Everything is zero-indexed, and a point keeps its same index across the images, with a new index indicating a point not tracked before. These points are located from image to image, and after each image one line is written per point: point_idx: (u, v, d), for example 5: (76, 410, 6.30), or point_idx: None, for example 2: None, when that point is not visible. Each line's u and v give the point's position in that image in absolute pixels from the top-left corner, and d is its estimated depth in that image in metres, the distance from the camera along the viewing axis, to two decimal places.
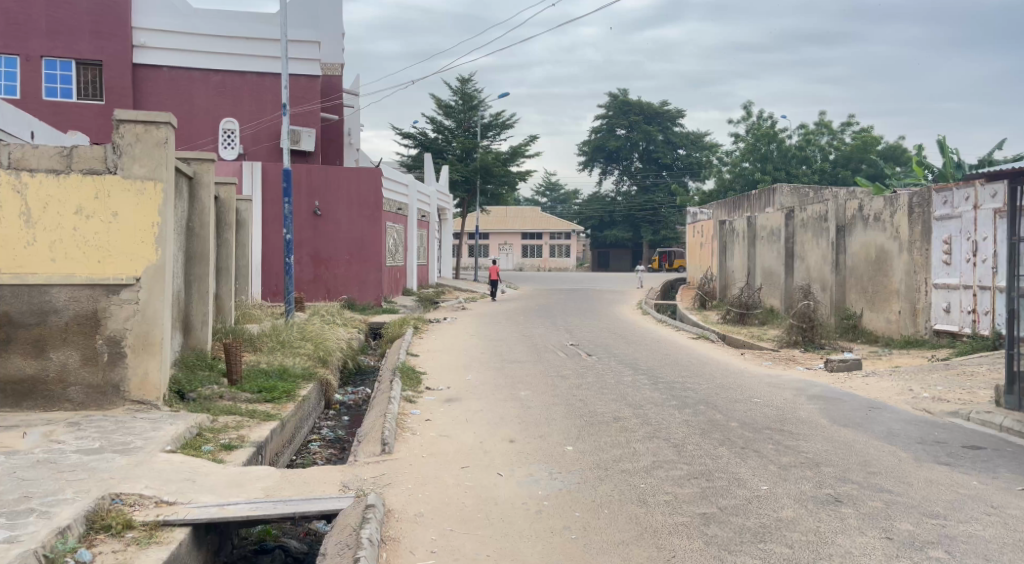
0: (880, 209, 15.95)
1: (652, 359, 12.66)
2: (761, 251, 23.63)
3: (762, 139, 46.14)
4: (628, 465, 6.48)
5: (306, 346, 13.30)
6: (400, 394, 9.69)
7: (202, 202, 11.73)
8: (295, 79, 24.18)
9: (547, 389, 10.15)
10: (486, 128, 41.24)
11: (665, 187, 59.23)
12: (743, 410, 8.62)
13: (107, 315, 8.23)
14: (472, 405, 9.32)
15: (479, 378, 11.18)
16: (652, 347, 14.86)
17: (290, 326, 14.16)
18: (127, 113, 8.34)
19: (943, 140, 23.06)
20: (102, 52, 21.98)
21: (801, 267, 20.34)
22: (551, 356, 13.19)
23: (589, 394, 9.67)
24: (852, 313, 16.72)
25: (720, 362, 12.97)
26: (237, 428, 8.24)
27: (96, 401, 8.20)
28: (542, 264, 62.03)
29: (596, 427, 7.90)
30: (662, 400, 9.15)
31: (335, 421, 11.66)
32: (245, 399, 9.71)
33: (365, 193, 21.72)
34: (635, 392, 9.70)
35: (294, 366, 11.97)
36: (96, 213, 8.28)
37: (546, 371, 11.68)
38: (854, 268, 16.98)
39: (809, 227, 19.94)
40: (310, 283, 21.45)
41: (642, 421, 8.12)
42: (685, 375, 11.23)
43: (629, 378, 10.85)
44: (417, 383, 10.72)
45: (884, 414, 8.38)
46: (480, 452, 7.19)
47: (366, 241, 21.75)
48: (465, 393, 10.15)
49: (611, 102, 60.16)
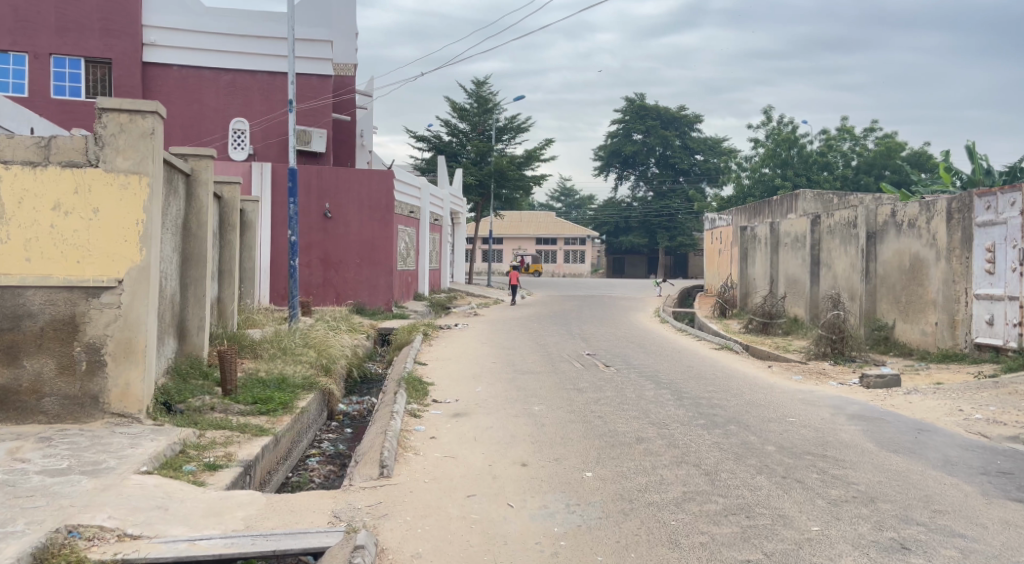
0: (916, 214, 15.25)
1: (675, 372, 11.93)
2: (784, 258, 22.87)
3: (783, 144, 45.36)
4: (656, 497, 5.74)
5: (309, 354, 12.63)
6: (404, 408, 9.02)
7: (200, 201, 11.05)
8: (306, 78, 23.57)
9: (564, 404, 9.44)
10: (501, 131, 40.65)
11: (682, 192, 58.47)
12: (778, 431, 7.87)
13: (86, 321, 7.55)
14: (483, 420, 8.64)
15: (490, 390, 10.49)
16: (674, 357, 14.08)
17: (292, 332, 13.49)
18: (111, 101, 7.59)
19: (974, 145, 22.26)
20: (111, 50, 21.47)
21: (827, 275, 19.58)
22: (567, 367, 12.47)
23: (609, 411, 8.94)
24: (884, 324, 16.11)
25: (745, 375, 12.24)
26: (225, 445, 7.56)
27: (73, 414, 7.51)
28: (557, 269, 61.33)
29: (617, 450, 7.18)
30: (688, 419, 8.41)
31: (337, 434, 11.00)
32: (239, 411, 9.05)
33: (377, 195, 21.05)
34: (659, 409, 8.97)
35: (293, 374, 11.29)
36: (76, 209, 7.57)
37: (562, 383, 10.96)
38: (886, 276, 16.26)
39: (836, 233, 19.17)
40: (320, 287, 20.81)
41: (668, 443, 7.38)
42: (712, 389, 10.49)
43: (651, 392, 10.13)
44: (423, 395, 10.07)
45: (935, 440, 7.64)
46: (488, 477, 6.48)
47: (377, 244, 21.06)
48: (475, 407, 9.46)
49: (628, 106, 59.37)
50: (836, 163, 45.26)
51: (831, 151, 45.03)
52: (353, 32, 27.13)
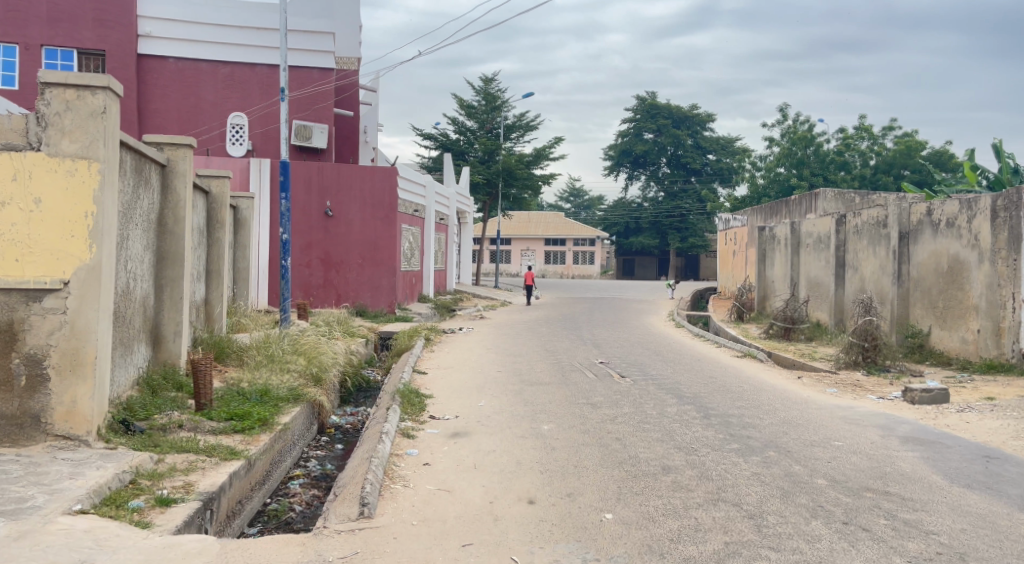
0: (956, 213, 14.40)
1: (698, 385, 10.90)
2: (806, 259, 21.78)
3: (799, 143, 44.35)
4: (694, 551, 4.78)
5: (298, 361, 11.55)
6: (396, 427, 7.99)
7: (177, 194, 9.98)
8: (307, 71, 22.56)
9: (577, 423, 8.41)
10: (509, 129, 39.69)
11: (695, 192, 57.35)
12: (826, 459, 6.83)
13: (25, 329, 6.52)
14: (487, 442, 7.63)
15: (495, 405, 9.50)
16: (694, 367, 12.98)
17: (282, 337, 12.46)
18: (54, 74, 6.57)
19: (1001, 142, 21.31)
20: (104, 42, 20.54)
21: (854, 277, 18.53)
22: (579, 377, 11.41)
23: (629, 432, 7.90)
24: (918, 330, 15.24)
25: (775, 388, 11.21)
26: (186, 472, 6.50)
27: (11, 436, 6.48)
28: (566, 270, 60.13)
29: (641, 482, 6.19)
30: (720, 443, 7.38)
31: (326, 451, 10.00)
32: (209, 429, 7.94)
33: (380, 192, 20.01)
34: (684, 430, 7.95)
35: (279, 385, 10.25)
36: (14, 199, 6.56)
37: (573, 397, 9.91)
38: (921, 279, 15.39)
39: (863, 233, 18.12)
40: (320, 288, 19.78)
41: (699, 475, 6.35)
42: (741, 406, 9.46)
43: (674, 409, 9.09)
44: (420, 410, 9.09)
45: (1011, 472, 6.62)
46: (488, 520, 5.45)
47: (380, 244, 20.06)
48: (477, 424, 8.45)
49: (639, 105, 58.32)
50: (854, 162, 44.10)
51: (849, 150, 43.84)
52: (356, 25, 26.12)
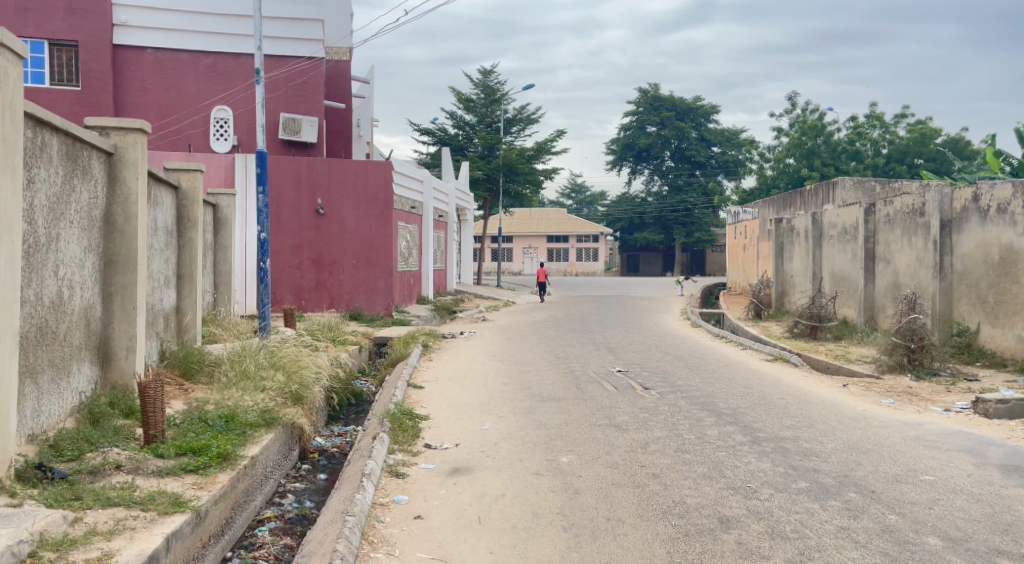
0: (1009, 197, 12.97)
1: (734, 399, 9.48)
2: (830, 252, 20.29)
3: (809, 132, 43.16)
4: None
5: (275, 377, 10.03)
6: (380, 465, 6.55)
7: (127, 186, 8.45)
8: (295, 61, 20.97)
9: (602, 451, 7.00)
10: (509, 123, 38.33)
11: (699, 186, 56.02)
12: (924, 503, 5.44)
13: None
14: (495, 482, 6.21)
15: (504, 428, 8.09)
16: (724, 375, 11.56)
17: (260, 348, 10.99)
18: None
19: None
20: (78, 32, 19.09)
21: (886, 271, 17.10)
22: (597, 391, 9.99)
23: (668, 466, 6.46)
24: (965, 328, 13.83)
25: (821, 399, 9.82)
26: (109, 537, 5.06)
27: None
28: (569, 268, 58.82)
29: (700, 544, 4.80)
30: (784, 481, 5.95)
31: (306, 484, 8.54)
32: (154, 469, 6.41)
33: (374, 189, 18.57)
34: (736, 462, 6.55)
35: (250, 407, 8.75)
36: None
37: (594, 416, 8.47)
38: (966, 272, 13.95)
39: (897, 223, 16.66)
40: (312, 292, 18.32)
41: (769, 531, 4.95)
42: (793, 425, 8.02)
43: (715, 433, 7.64)
44: (414, 437, 7.68)
45: None
46: None
47: (375, 243, 18.60)
48: (481, 456, 7.02)
49: (641, 97, 56.92)
50: (866, 151, 42.63)
51: (861, 139, 42.42)
52: (347, 11, 24.56)
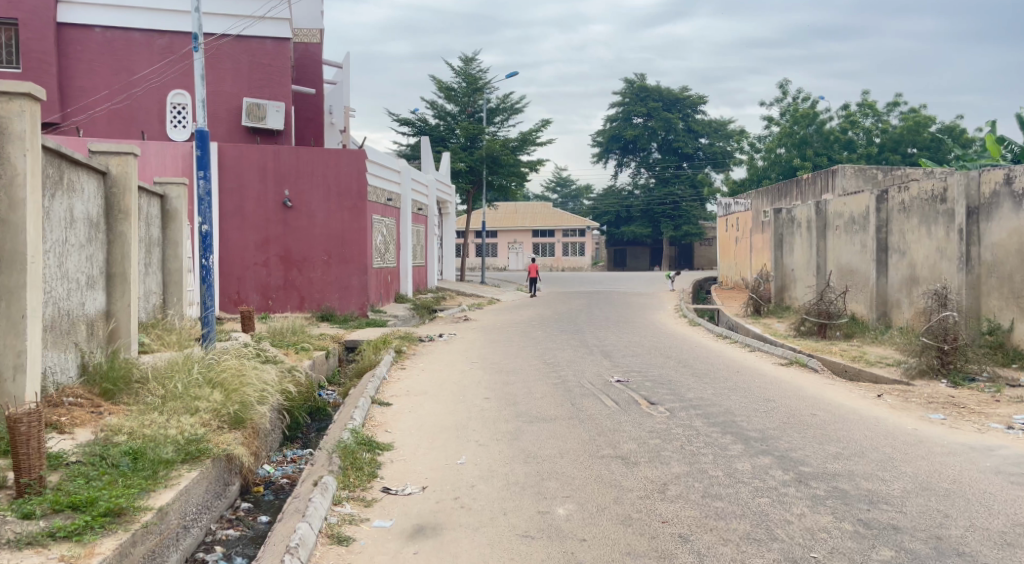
0: None
1: (759, 419, 7.90)
2: (836, 243, 18.78)
3: (801, 121, 41.57)
4: None
5: (212, 395, 8.35)
6: (317, 527, 4.97)
7: (11, 166, 6.80)
8: (260, 42, 19.18)
9: (605, 498, 5.43)
10: (492, 113, 36.68)
11: (687, 178, 54.35)
12: None
13: None
14: (469, 553, 4.66)
15: (482, 462, 6.49)
16: (738, 384, 10.00)
17: (200, 358, 9.31)
18: None
19: None
20: (17, 8, 17.32)
21: (902, 262, 15.59)
22: (594, 408, 8.38)
23: (696, 523, 4.90)
24: (997, 326, 12.31)
25: (855, 416, 8.28)
26: None
27: None
28: (555, 263, 57.17)
29: None
30: (856, 553, 4.42)
31: (241, 530, 6.87)
32: (11, 538, 4.88)
33: (346, 179, 16.89)
34: (783, 516, 5.00)
35: (172, 435, 7.07)
36: None
37: (592, 444, 6.90)
38: (997, 264, 12.42)
39: (914, 210, 15.13)
40: (280, 291, 16.65)
41: None
42: (838, 456, 6.46)
43: (747, 468, 6.09)
44: (366, 482, 6.03)
45: None
46: None
47: (347, 238, 16.93)
48: (450, 507, 5.42)
49: (627, 88, 55.43)
50: (858, 140, 41.30)
51: (854, 128, 41.01)
52: None
